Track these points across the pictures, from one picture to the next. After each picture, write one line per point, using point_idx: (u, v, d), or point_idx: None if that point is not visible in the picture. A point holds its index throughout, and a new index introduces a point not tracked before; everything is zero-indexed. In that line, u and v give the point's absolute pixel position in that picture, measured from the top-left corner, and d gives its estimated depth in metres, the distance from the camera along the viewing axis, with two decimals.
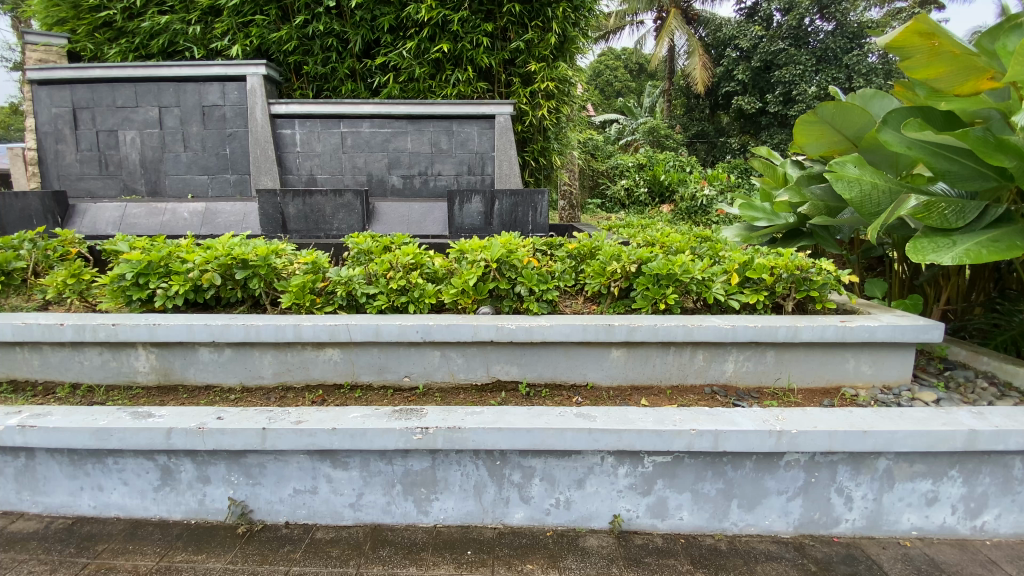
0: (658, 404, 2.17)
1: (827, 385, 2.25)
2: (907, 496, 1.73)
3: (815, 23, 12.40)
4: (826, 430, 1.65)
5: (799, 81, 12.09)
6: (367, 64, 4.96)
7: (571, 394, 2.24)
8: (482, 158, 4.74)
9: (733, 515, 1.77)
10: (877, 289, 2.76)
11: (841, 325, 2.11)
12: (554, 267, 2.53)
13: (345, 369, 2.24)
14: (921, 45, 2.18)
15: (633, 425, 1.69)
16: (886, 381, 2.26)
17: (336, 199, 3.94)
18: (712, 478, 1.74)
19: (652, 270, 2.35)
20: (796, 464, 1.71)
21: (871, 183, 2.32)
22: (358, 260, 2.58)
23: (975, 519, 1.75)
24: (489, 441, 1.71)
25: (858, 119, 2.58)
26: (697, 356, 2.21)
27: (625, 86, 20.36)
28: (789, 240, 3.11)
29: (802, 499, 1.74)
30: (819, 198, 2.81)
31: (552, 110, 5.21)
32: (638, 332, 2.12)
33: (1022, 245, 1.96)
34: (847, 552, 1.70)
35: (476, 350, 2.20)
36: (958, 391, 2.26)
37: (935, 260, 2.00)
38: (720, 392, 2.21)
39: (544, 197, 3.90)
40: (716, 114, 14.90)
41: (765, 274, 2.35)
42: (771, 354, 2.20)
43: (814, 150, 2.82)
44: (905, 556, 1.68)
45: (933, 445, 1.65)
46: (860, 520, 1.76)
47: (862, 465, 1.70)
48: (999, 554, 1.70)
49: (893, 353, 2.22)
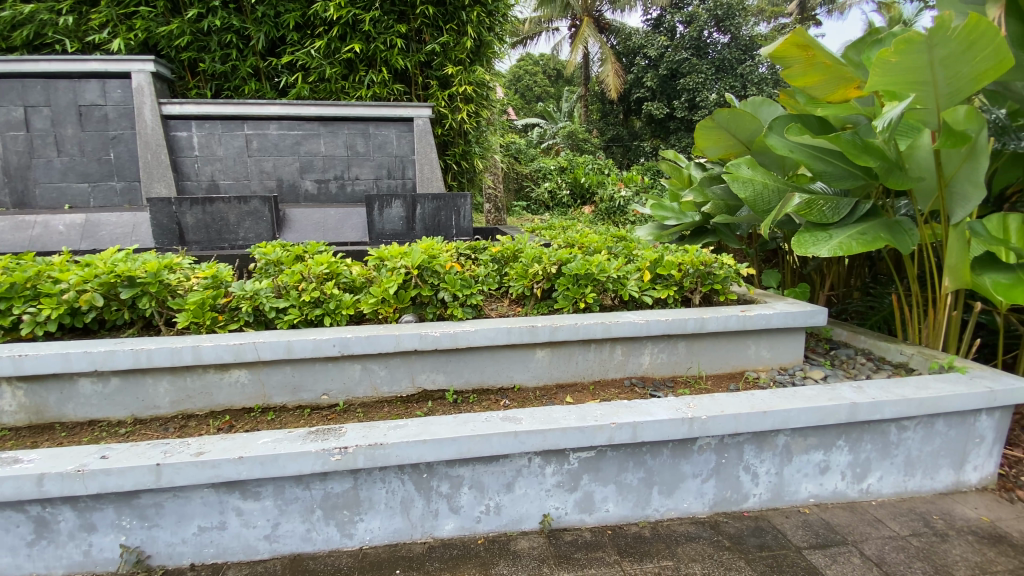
0: (581, 400, 2.22)
1: (732, 370, 2.42)
2: (804, 467, 1.89)
3: (713, 36, 13.38)
4: (732, 413, 1.75)
5: (701, 89, 13.03)
6: (272, 63, 4.68)
7: (498, 398, 2.22)
8: (401, 161, 4.62)
9: (654, 501, 1.84)
10: (772, 280, 3.06)
11: (741, 315, 2.28)
12: (477, 271, 2.50)
13: (254, 391, 2.08)
14: (798, 55, 2.34)
15: (558, 424, 1.71)
16: (782, 363, 2.47)
17: (241, 207, 3.66)
18: (633, 468, 1.80)
19: (572, 270, 2.41)
20: (708, 447, 1.81)
21: (762, 183, 2.57)
22: (267, 272, 2.43)
23: (861, 483, 1.95)
24: (413, 455, 1.64)
25: (749, 124, 2.85)
26: (617, 351, 2.29)
27: (544, 91, 20.97)
28: (696, 237, 3.34)
29: (715, 479, 1.85)
30: (720, 198, 3.09)
31: (472, 114, 5.19)
32: (561, 332, 2.16)
33: (885, 237, 2.18)
34: (755, 525, 1.83)
35: (398, 361, 2.14)
36: (843, 367, 2.49)
37: (815, 253, 2.20)
38: (639, 384, 2.30)
39: (467, 201, 3.89)
40: (629, 119, 15.70)
41: (674, 271, 2.48)
42: (683, 345, 2.33)
43: (713, 153, 3.08)
44: (805, 523, 1.84)
45: (824, 419, 1.81)
46: (766, 493, 1.90)
47: (764, 443, 1.84)
48: (883, 512, 1.91)
49: (787, 337, 2.43)
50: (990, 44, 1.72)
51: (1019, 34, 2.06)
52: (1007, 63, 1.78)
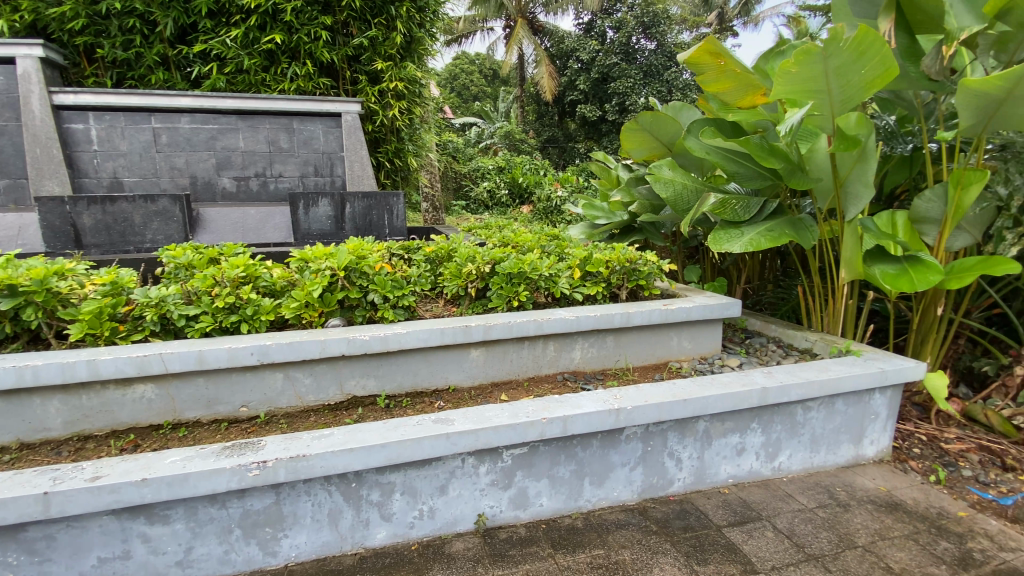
0: (516, 397, 2.23)
1: (657, 361, 2.54)
2: (723, 449, 2.02)
3: (641, 42, 13.92)
4: (655, 403, 1.83)
5: (630, 93, 13.53)
6: (182, 51, 4.34)
7: (432, 400, 2.19)
8: (329, 158, 4.43)
9: (586, 492, 1.89)
10: (694, 274, 3.22)
11: (663, 309, 2.40)
12: (409, 272, 2.44)
13: (164, 406, 1.92)
14: (710, 62, 2.48)
15: (490, 423, 1.70)
16: (702, 353, 2.62)
17: (148, 207, 3.37)
18: (565, 461, 1.83)
19: (505, 269, 2.43)
20: (634, 436, 1.88)
21: (682, 183, 2.71)
22: (177, 277, 2.25)
23: (773, 461, 2.11)
24: (340, 464, 1.58)
25: (670, 127, 3.01)
26: (550, 347, 2.33)
27: (481, 90, 20.97)
28: (625, 235, 3.47)
29: (642, 467, 1.93)
30: (645, 198, 3.24)
31: (404, 111, 5.07)
32: (494, 331, 2.17)
33: (789, 233, 2.37)
34: (680, 507, 1.92)
35: (325, 367, 2.05)
36: (756, 354, 2.67)
37: (728, 249, 2.35)
38: (571, 378, 2.36)
39: (399, 200, 3.80)
40: (564, 121, 16.05)
41: (601, 268, 2.56)
42: (611, 339, 2.41)
43: (638, 155, 3.22)
44: (724, 502, 1.96)
45: (738, 404, 1.93)
46: (689, 477, 2.00)
47: (686, 429, 1.94)
48: (793, 487, 2.07)
49: (706, 329, 2.58)
50: (877, 54, 1.82)
51: (907, 47, 2.18)
52: (893, 72, 1.89)
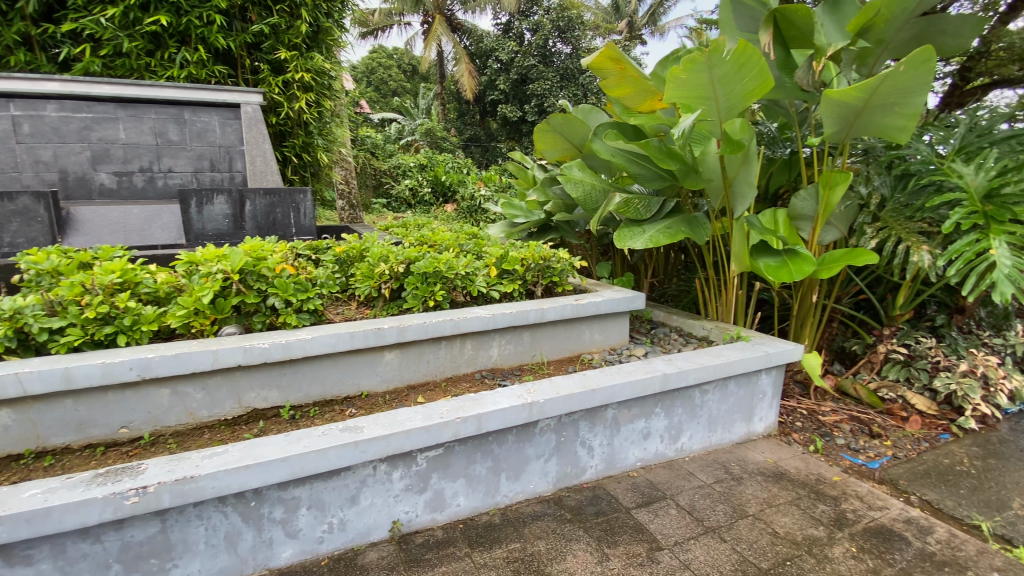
0: (433, 398, 2.19)
1: (571, 355, 2.62)
2: (631, 435, 2.12)
3: (557, 45, 14.28)
4: (566, 394, 1.88)
5: (548, 95, 13.85)
6: (47, 30, 3.84)
7: (344, 407, 2.09)
8: (228, 152, 4.06)
9: (503, 488, 1.90)
10: (605, 270, 3.36)
11: (575, 304, 2.48)
12: (315, 274, 2.31)
13: (21, 434, 1.67)
14: (612, 68, 2.60)
15: (402, 427, 1.65)
16: (612, 344, 2.74)
17: (4, 206, 2.90)
18: (481, 459, 1.83)
19: (420, 269, 2.37)
20: (548, 429, 1.92)
21: (591, 183, 2.83)
22: (37, 285, 1.97)
23: (676, 442, 2.25)
24: (236, 483, 1.46)
25: (579, 130, 3.12)
26: (466, 346, 2.32)
27: (400, 86, 20.51)
28: (542, 234, 3.54)
29: (556, 458, 1.97)
30: (560, 198, 3.33)
31: (312, 103, 4.79)
32: (408, 332, 2.11)
33: (686, 231, 2.54)
34: (593, 494, 2.00)
35: (220, 379, 1.90)
36: (660, 343, 2.85)
37: (632, 246, 2.48)
38: (488, 376, 2.36)
39: (307, 197, 3.60)
40: (485, 120, 16.09)
41: (517, 266, 2.59)
42: (527, 335, 2.45)
43: (552, 156, 3.32)
44: (633, 485, 2.06)
45: (642, 390, 2.04)
46: (601, 463, 2.09)
47: (596, 418, 2.01)
48: (694, 465, 2.23)
49: (615, 321, 2.71)
50: (755, 67, 1.99)
51: (784, 60, 2.41)
52: (769, 83, 2.07)
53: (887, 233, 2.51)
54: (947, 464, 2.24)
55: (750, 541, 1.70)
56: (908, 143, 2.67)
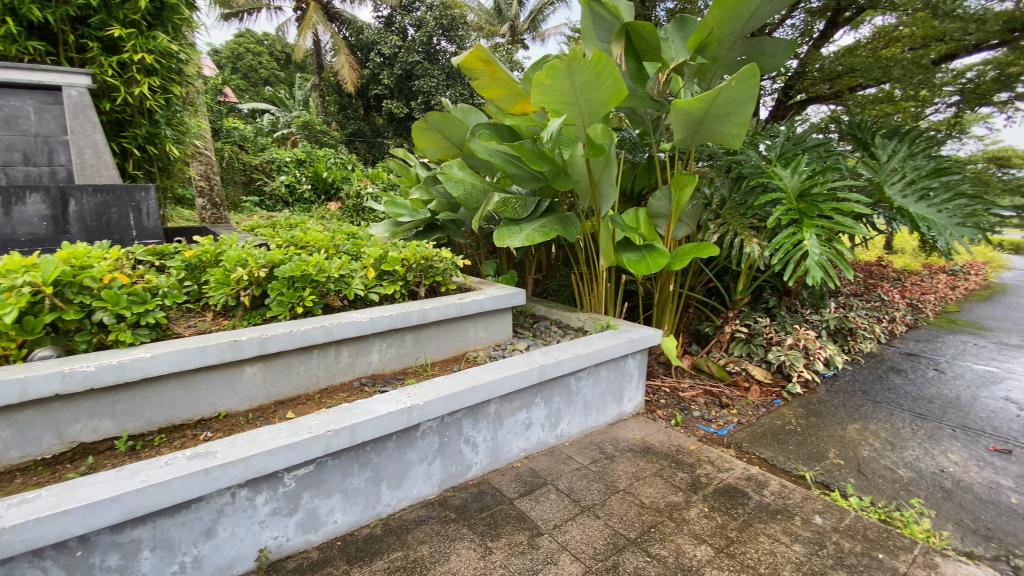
0: (306, 412, 2.05)
1: (456, 353, 2.62)
2: (513, 427, 2.18)
3: (442, 43, 14.17)
4: (446, 395, 1.86)
5: (434, 92, 13.65)
6: None
7: (199, 432, 1.87)
8: (45, 143, 3.20)
9: (384, 497, 1.84)
10: (490, 269, 3.41)
11: (458, 302, 2.48)
12: (156, 282, 2.04)
13: None
14: (482, 68, 2.62)
15: (264, 446, 1.51)
16: (497, 340, 2.79)
17: None
18: (358, 471, 1.75)
19: (285, 273, 2.19)
20: (430, 431, 1.89)
21: (471, 182, 2.85)
22: None
23: (556, 430, 2.36)
24: (50, 534, 1.22)
25: (457, 129, 3.12)
26: (342, 353, 2.20)
27: (273, 75, 18.88)
28: (427, 233, 3.48)
29: (440, 460, 1.96)
30: (443, 197, 3.30)
31: (158, 90, 3.90)
32: (272, 343, 1.94)
33: (558, 229, 2.67)
34: (477, 490, 2.02)
35: (31, 414, 1.59)
36: (541, 336, 2.96)
37: (510, 244, 2.54)
38: (368, 383, 2.27)
39: (149, 194, 3.17)
40: (370, 115, 15.42)
41: (397, 266, 2.51)
42: (409, 337, 2.40)
43: (432, 153, 3.28)
44: (516, 475, 2.12)
45: (521, 383, 2.10)
46: (485, 459, 2.12)
47: (479, 415, 2.03)
48: (573, 449, 2.35)
49: (498, 318, 2.76)
50: (610, 76, 2.14)
51: (636, 71, 2.62)
52: (623, 92, 2.25)
53: (727, 228, 2.87)
54: (778, 425, 2.62)
55: (621, 515, 1.83)
56: (742, 150, 3.07)
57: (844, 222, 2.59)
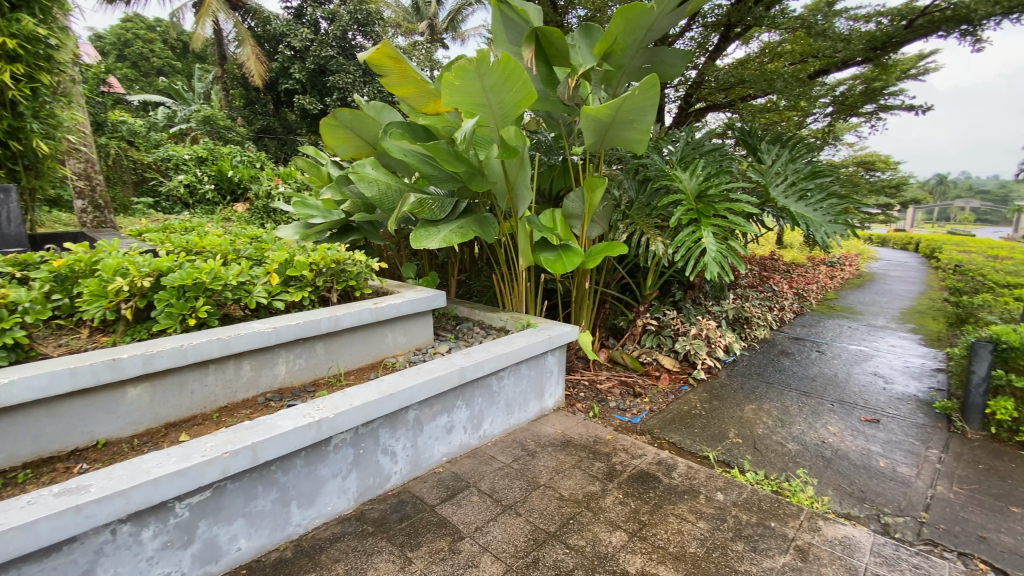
0: (202, 433, 1.88)
1: (373, 361, 2.54)
2: (434, 432, 2.15)
3: (357, 39, 13.69)
4: (360, 404, 1.79)
5: (351, 89, 13.11)
6: None
7: (71, 464, 1.65)
8: None
9: (295, 517, 1.74)
10: (410, 271, 3.32)
11: (373, 307, 2.40)
12: (12, 296, 1.77)
13: None
14: (390, 65, 2.55)
15: (148, 475, 1.37)
16: (417, 344, 2.74)
17: None
18: (264, 492, 1.64)
19: (174, 282, 2.00)
20: (343, 444, 1.81)
21: (385, 183, 2.77)
22: None
23: (479, 431, 2.36)
24: None
25: (370, 127, 3.02)
26: (244, 367, 2.05)
27: (167, 65, 17.21)
28: (342, 235, 3.33)
29: (356, 472, 1.88)
30: (357, 197, 3.19)
31: (23, 79, 3.36)
32: (158, 360, 1.76)
33: (476, 230, 2.66)
34: (397, 500, 1.97)
35: None
36: (463, 337, 2.95)
37: (427, 246, 2.50)
38: (275, 398, 2.13)
39: (11, 198, 2.78)
40: (281, 111, 14.50)
41: (306, 272, 2.38)
42: (320, 346, 2.29)
43: (344, 152, 3.17)
44: (438, 481, 2.09)
45: (440, 387, 2.07)
46: (405, 467, 2.06)
47: (396, 422, 1.98)
48: (496, 449, 2.36)
49: (417, 321, 2.71)
50: (519, 80, 2.19)
51: (547, 75, 2.70)
52: (533, 95, 2.30)
53: (635, 228, 3.04)
54: (686, 409, 2.81)
55: (541, 510, 1.87)
56: (648, 153, 3.25)
57: (737, 221, 2.82)
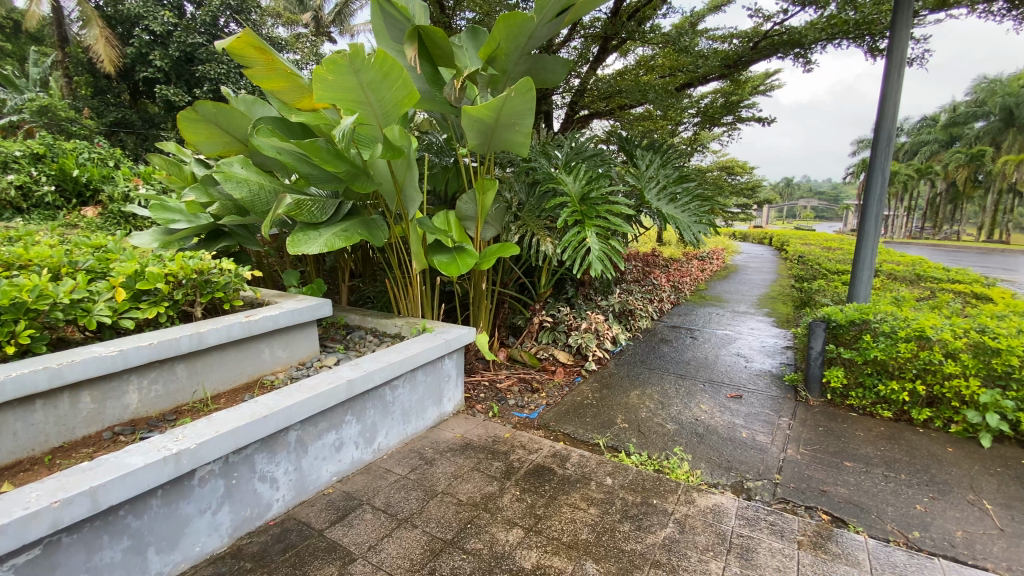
0: (31, 480, 1.56)
1: (249, 380, 2.32)
2: (321, 451, 2.01)
3: (230, 26, 12.49)
4: (228, 430, 1.62)
5: (224, 80, 11.89)
6: None
7: None
8: None
9: (155, 566, 1.51)
10: (292, 279, 3.07)
11: (245, 321, 2.19)
12: None
13: None
14: (254, 56, 2.35)
15: None
16: (300, 358, 2.55)
17: None
18: (112, 541, 1.40)
19: None
20: (210, 476, 1.63)
21: (258, 184, 2.55)
22: None
23: (372, 445, 2.26)
24: None
25: (239, 122, 2.77)
26: (82, 399, 1.75)
27: None
28: (211, 241, 3.02)
29: (228, 505, 1.70)
30: (227, 198, 2.89)
31: None
32: None
33: (361, 233, 2.54)
34: (281, 529, 1.81)
35: None
36: (354, 347, 2.80)
37: (305, 251, 2.33)
38: (126, 431, 1.84)
39: None
40: (139, 102, 12.74)
41: (161, 284, 2.09)
42: (181, 368, 2.03)
43: (209, 149, 2.87)
44: (328, 503, 1.97)
45: (325, 404, 1.94)
46: (289, 493, 1.91)
47: (275, 446, 1.82)
48: (392, 461, 2.28)
49: (299, 334, 2.53)
50: (398, 77, 2.12)
51: (431, 75, 2.68)
52: (414, 94, 2.24)
53: (526, 229, 3.11)
54: (578, 400, 2.94)
55: (438, 519, 1.83)
56: (535, 157, 3.36)
57: (616, 221, 3.02)
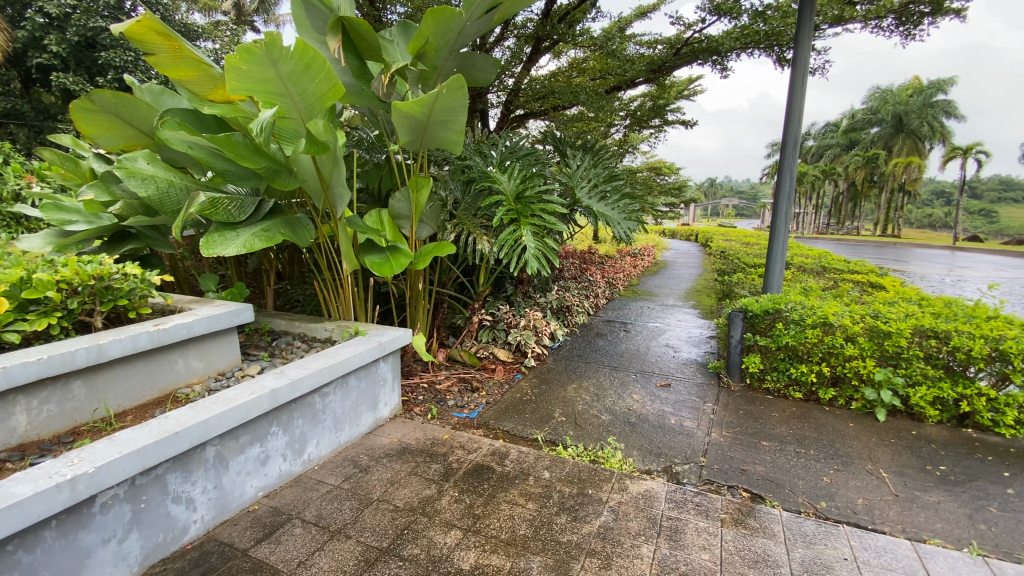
0: None
1: (160, 395, 2.14)
2: (244, 466, 1.89)
3: (139, 11, 11.50)
4: (134, 450, 1.48)
5: (133, 69, 10.92)
6: None
7: None
8: None
9: None
10: (211, 283, 2.85)
11: (153, 331, 2.02)
12: None
13: None
14: (159, 42, 2.15)
15: None
16: (219, 368, 2.39)
17: None
18: None
19: None
20: (114, 501, 1.48)
21: (166, 181, 2.36)
22: None
23: (302, 456, 2.16)
24: None
25: (144, 113, 2.55)
26: None
27: None
28: (115, 244, 2.75)
29: (137, 532, 1.56)
30: (132, 197, 2.64)
31: None
32: None
33: (284, 234, 2.41)
34: (200, 553, 1.68)
35: None
36: (281, 354, 2.66)
37: (222, 252, 2.18)
38: (11, 457, 1.64)
39: None
40: (30, 91, 11.42)
41: (51, 292, 1.88)
42: (78, 385, 1.84)
43: (109, 143, 2.63)
44: (254, 520, 1.85)
45: (246, 416, 1.83)
46: (208, 513, 1.78)
47: (190, 464, 1.69)
48: (324, 472, 2.18)
49: (217, 343, 2.37)
50: (320, 69, 2.03)
51: (357, 69, 2.61)
52: (338, 87, 2.16)
53: (461, 228, 3.09)
54: (517, 397, 2.96)
55: (373, 527, 1.78)
56: (469, 156, 3.34)
57: (550, 219, 3.07)
